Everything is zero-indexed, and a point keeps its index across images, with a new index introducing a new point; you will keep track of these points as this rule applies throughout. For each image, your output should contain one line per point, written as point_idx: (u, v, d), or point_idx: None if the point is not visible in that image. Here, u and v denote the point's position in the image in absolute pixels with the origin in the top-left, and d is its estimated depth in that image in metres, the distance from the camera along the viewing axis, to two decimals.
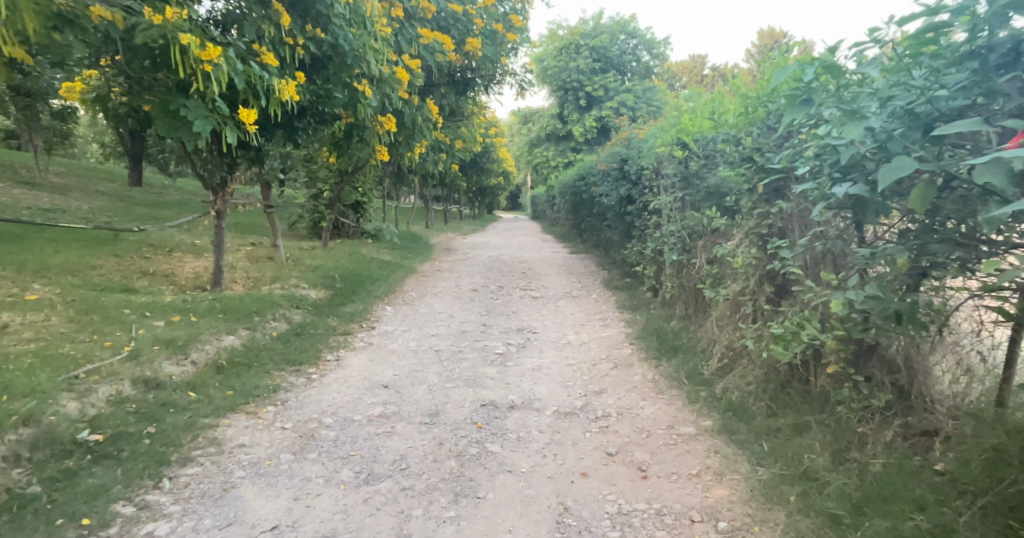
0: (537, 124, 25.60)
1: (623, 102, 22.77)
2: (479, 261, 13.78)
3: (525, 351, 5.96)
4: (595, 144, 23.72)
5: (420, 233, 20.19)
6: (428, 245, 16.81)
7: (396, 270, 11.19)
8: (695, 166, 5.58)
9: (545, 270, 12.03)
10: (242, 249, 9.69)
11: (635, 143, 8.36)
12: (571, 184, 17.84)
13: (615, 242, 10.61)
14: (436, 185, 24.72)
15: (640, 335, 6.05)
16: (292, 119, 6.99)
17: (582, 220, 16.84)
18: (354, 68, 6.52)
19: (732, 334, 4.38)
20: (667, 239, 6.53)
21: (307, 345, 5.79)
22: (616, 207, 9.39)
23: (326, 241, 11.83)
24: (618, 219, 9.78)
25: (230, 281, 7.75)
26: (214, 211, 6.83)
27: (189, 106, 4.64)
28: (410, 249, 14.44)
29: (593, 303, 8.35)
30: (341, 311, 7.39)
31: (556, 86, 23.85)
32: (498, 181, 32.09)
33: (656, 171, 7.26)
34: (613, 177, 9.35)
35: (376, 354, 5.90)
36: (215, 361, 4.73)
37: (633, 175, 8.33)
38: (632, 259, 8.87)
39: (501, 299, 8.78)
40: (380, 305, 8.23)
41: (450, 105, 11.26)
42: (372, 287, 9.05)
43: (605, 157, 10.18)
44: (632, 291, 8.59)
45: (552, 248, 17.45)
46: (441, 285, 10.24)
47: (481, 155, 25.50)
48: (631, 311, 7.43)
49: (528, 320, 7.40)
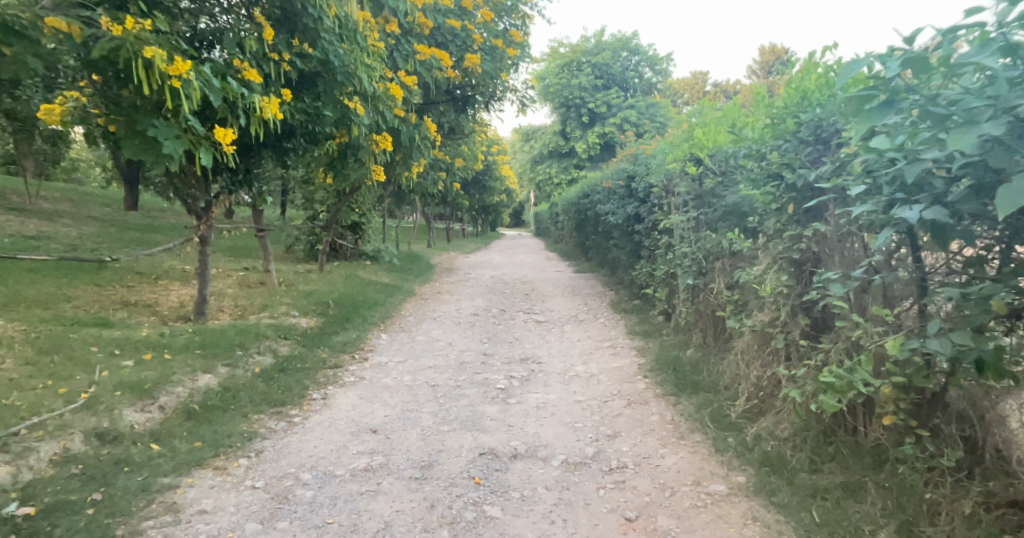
0: (539, 141, 25.30)
1: (626, 118, 22.45)
2: (481, 282, 13.34)
3: (529, 385, 5.49)
4: (598, 161, 23.38)
5: (422, 253, 19.77)
6: (428, 265, 16.38)
7: (394, 293, 10.75)
8: (711, 183, 5.14)
9: (549, 291, 11.57)
10: (232, 275, 9.27)
11: (642, 159, 7.94)
12: (574, 201, 17.45)
13: (623, 262, 10.15)
14: (437, 204, 24.38)
15: (654, 366, 5.58)
16: (279, 139, 6.57)
17: (587, 238, 16.40)
18: (346, 85, 6.10)
19: (761, 371, 3.92)
20: (681, 261, 6.07)
21: (292, 382, 5.33)
22: (623, 226, 8.96)
23: (322, 264, 11.42)
24: (625, 239, 9.34)
25: (216, 310, 7.33)
26: (196, 238, 6.41)
27: (157, 126, 4.22)
28: (410, 270, 14.01)
29: (601, 328, 7.87)
30: (334, 341, 6.95)
31: (559, 103, 23.57)
32: (500, 198, 31.76)
33: (666, 189, 6.83)
34: (620, 195, 8.93)
35: (367, 390, 5.44)
36: (185, 406, 4.28)
37: (641, 193, 7.90)
38: (641, 280, 8.42)
39: (503, 325, 8.31)
40: (376, 333, 7.78)
41: (448, 123, 10.89)
42: (368, 314, 8.61)
43: (611, 174, 9.76)
44: (642, 314, 8.11)
45: (557, 267, 17.00)
46: (441, 309, 9.79)
47: (482, 173, 25.16)
48: (642, 337, 6.96)
49: (531, 348, 6.94)
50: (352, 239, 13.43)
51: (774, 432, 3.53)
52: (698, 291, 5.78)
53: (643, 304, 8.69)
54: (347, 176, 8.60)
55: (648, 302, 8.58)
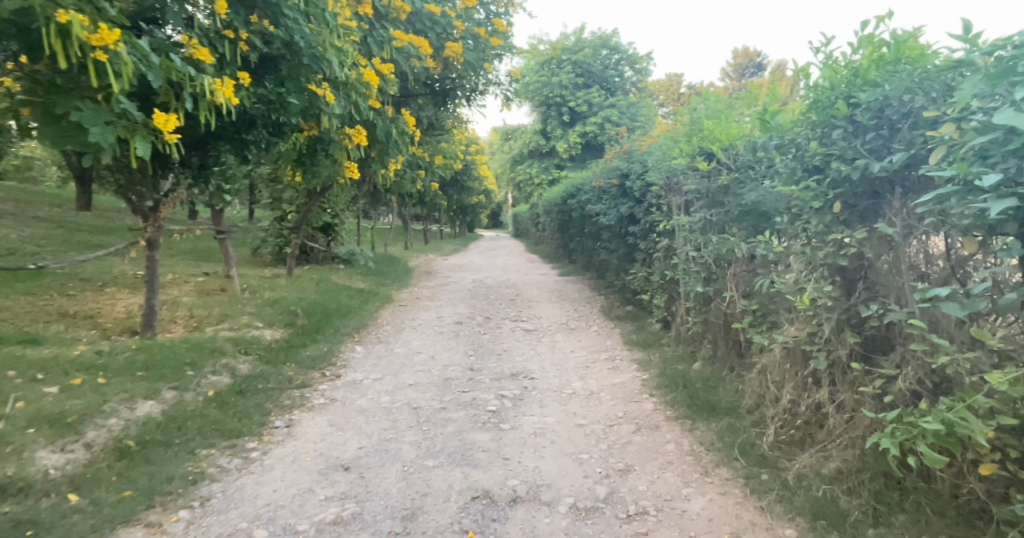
0: (519, 141, 24.71)
1: (607, 117, 22.00)
2: (462, 287, 12.72)
3: (523, 406, 4.90)
4: (580, 161, 22.88)
5: (399, 256, 19.05)
6: (406, 268, 15.67)
7: (370, 300, 10.07)
8: (725, 180, 4.61)
9: (535, 296, 10.97)
10: (188, 283, 8.63)
11: (638, 156, 7.39)
12: (557, 202, 16.88)
13: (614, 266, 9.60)
14: (415, 205, 23.67)
15: (660, 383, 5.02)
16: (238, 130, 5.89)
17: (572, 240, 15.85)
18: (313, 70, 5.44)
19: (795, 395, 3.37)
20: (686, 267, 5.53)
21: (251, 407, 4.68)
22: (616, 227, 8.41)
23: (291, 269, 10.69)
24: (617, 241, 8.79)
25: (168, 322, 6.67)
26: (143, 242, 5.72)
27: (83, 109, 3.54)
28: (387, 274, 13.32)
29: (595, 338, 7.29)
30: (302, 356, 6.27)
31: (539, 102, 23.04)
32: (479, 199, 31.13)
33: (667, 188, 6.29)
34: (613, 195, 8.37)
35: (338, 414, 4.80)
36: (118, 443, 3.64)
37: (637, 192, 7.35)
38: (637, 286, 7.87)
39: (489, 335, 7.69)
40: (350, 345, 7.12)
41: (427, 119, 10.25)
42: (341, 323, 7.93)
43: (601, 173, 9.20)
44: (638, 323, 7.55)
45: (540, 270, 16.41)
46: (420, 316, 9.14)
47: (460, 173, 24.51)
48: (642, 349, 6.40)
49: (521, 362, 6.35)
50: (324, 241, 12.71)
51: (822, 471, 2.98)
52: (707, 300, 5.24)
53: (639, 311, 8.13)
54: (317, 174, 7.92)
55: (645, 309, 8.02)
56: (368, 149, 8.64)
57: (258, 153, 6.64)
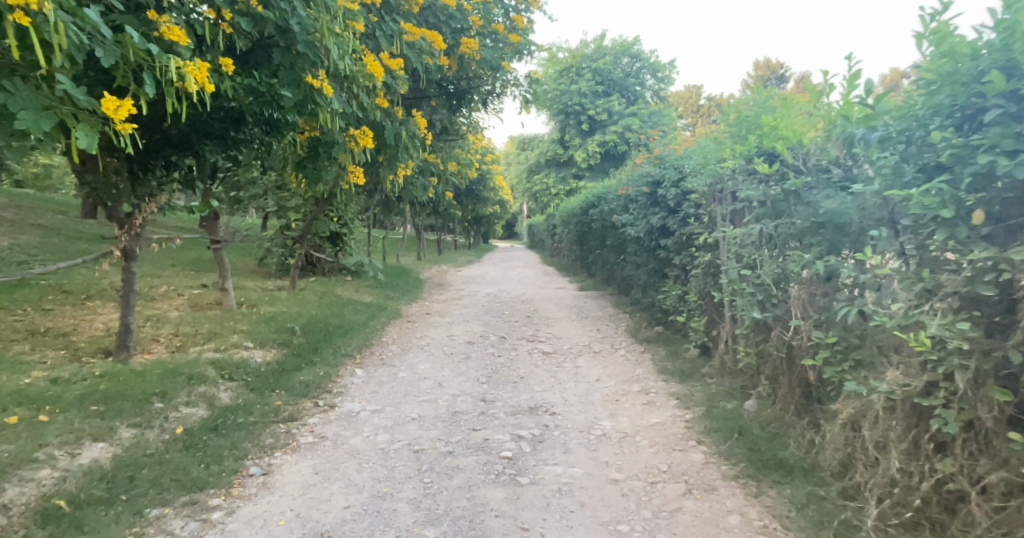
0: (536, 151, 24.05)
1: (628, 126, 21.31)
2: (476, 301, 12.02)
3: (545, 452, 4.15)
4: (599, 171, 22.16)
5: (411, 267, 18.37)
6: (417, 281, 14.97)
7: (377, 315, 9.38)
8: (793, 185, 3.86)
9: (553, 313, 10.21)
10: (180, 297, 7.96)
11: (675, 161, 6.67)
12: (576, 212, 16.16)
13: (640, 282, 8.85)
14: (428, 214, 23.04)
15: (708, 427, 4.26)
16: (227, 130, 5.17)
17: (592, 253, 15.10)
18: (309, 59, 4.68)
19: (906, 462, 2.66)
20: (736, 287, 4.78)
21: (224, 448, 3.98)
22: (645, 240, 7.66)
23: (294, 281, 10.03)
24: (647, 255, 8.04)
25: (150, 340, 5.99)
26: (116, 252, 5.05)
27: (11, 90, 2.87)
28: (397, 287, 12.65)
29: (622, 364, 6.52)
30: (295, 381, 5.58)
31: (557, 110, 22.38)
32: (494, 210, 30.47)
33: (713, 196, 5.55)
34: (643, 205, 7.63)
35: (327, 458, 4.09)
36: (45, 506, 2.95)
37: (672, 201, 6.61)
38: (670, 306, 7.10)
39: (504, 358, 6.96)
40: (351, 368, 6.41)
41: (441, 123, 9.61)
42: (343, 342, 7.24)
43: (629, 180, 8.45)
44: (672, 348, 6.77)
45: (557, 284, 15.64)
46: (430, 334, 8.43)
47: (475, 182, 23.88)
48: (679, 381, 5.63)
49: (541, 391, 5.61)
50: (331, 252, 12.07)
51: None
52: (764, 327, 4.48)
53: (671, 334, 7.35)
54: (320, 180, 7.27)
55: (679, 331, 7.24)
56: (376, 153, 7.97)
57: (249, 153, 5.90)
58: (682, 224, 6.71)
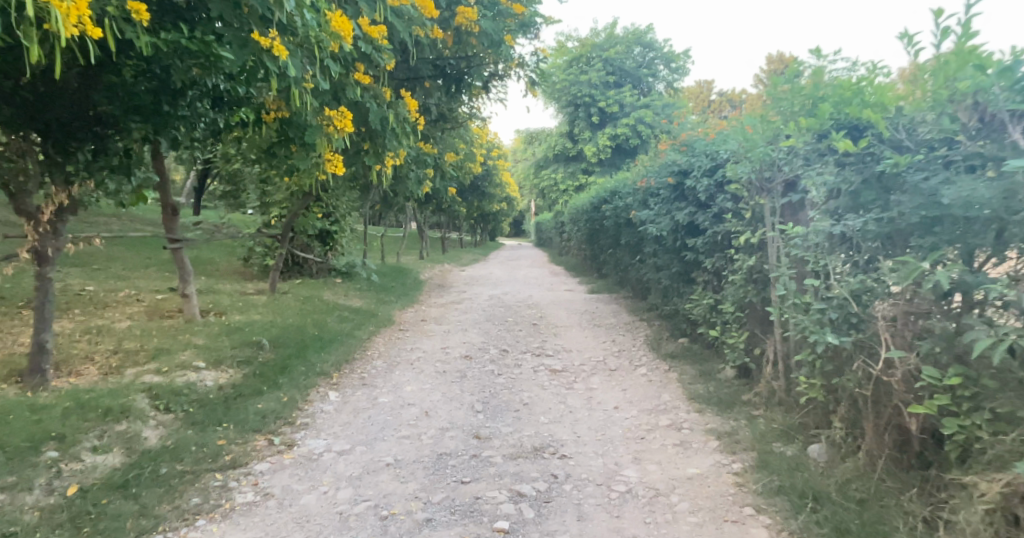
0: (543, 145, 23.03)
1: (640, 118, 20.28)
2: (477, 305, 11.04)
3: (554, 520, 3.16)
4: (609, 165, 21.13)
5: (411, 266, 17.42)
6: (416, 282, 14.00)
7: (366, 324, 8.41)
8: (890, 165, 2.88)
9: (562, 320, 9.21)
10: (137, 305, 7.02)
11: (710, 146, 5.64)
12: (586, 209, 15.16)
13: (662, 287, 7.84)
14: (430, 210, 22.03)
15: (767, 486, 3.29)
16: (159, 101, 4.12)
17: (603, 253, 14.09)
18: (256, 12, 3.59)
19: None
20: (794, 301, 3.77)
21: (125, 517, 2.98)
22: (669, 239, 6.65)
23: (275, 284, 9.06)
24: (673, 257, 7.03)
25: (82, 357, 5.03)
26: (24, 253, 4.14)
27: None
28: (393, 290, 11.69)
29: (644, 386, 5.54)
30: (248, 411, 4.61)
31: (566, 101, 21.34)
32: (500, 206, 29.44)
33: (763, 187, 4.55)
34: (668, 199, 6.62)
35: (269, 524, 3.12)
36: None
37: (703, 194, 5.61)
38: (699, 317, 6.10)
39: (505, 377, 5.98)
40: (324, 390, 5.45)
41: (437, 108, 8.62)
42: (318, 357, 6.25)
43: (650, 171, 7.44)
44: (703, 368, 5.77)
45: (565, 285, 14.64)
46: (423, 346, 7.46)
47: (479, 177, 22.85)
48: (718, 414, 4.63)
49: (549, 424, 4.63)
50: (320, 251, 11.13)
51: None
52: (839, 353, 3.49)
53: (701, 349, 6.35)
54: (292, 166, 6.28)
55: (709, 345, 6.24)
56: (360, 139, 6.97)
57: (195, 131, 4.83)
58: (716, 221, 5.71)
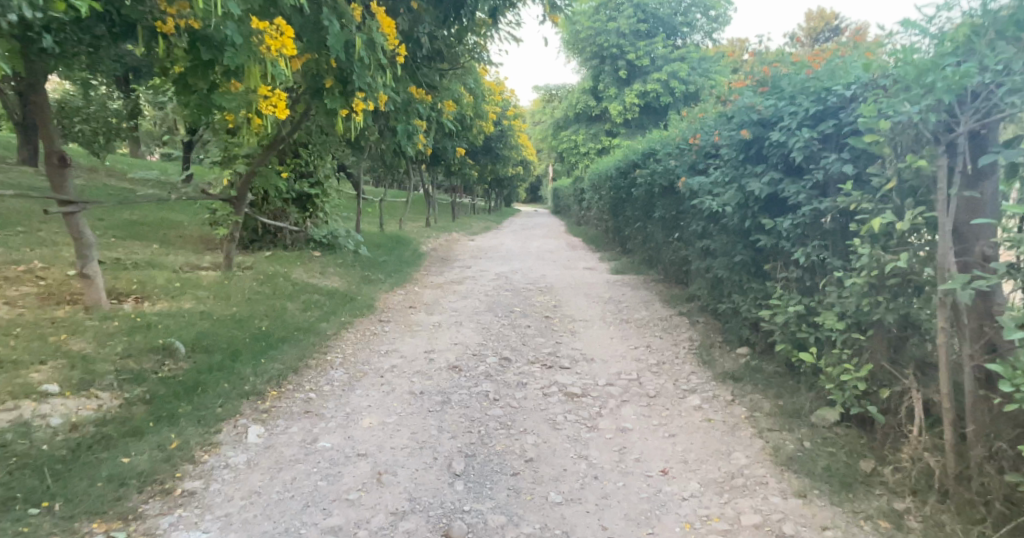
0: (563, 103, 21.10)
1: (672, 73, 18.32)
2: (482, 287, 9.42)
3: None
4: (636, 127, 19.28)
5: (414, 235, 15.81)
6: (415, 255, 12.39)
7: (337, 313, 6.78)
8: None
9: (581, 314, 7.56)
10: (31, 286, 5.37)
11: (815, 81, 3.93)
12: (610, 174, 13.39)
13: (714, 277, 6.14)
14: (439, 172, 20.32)
15: None
16: None
17: (630, 226, 12.37)
18: None
19: None
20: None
21: None
22: (735, 217, 4.97)
23: (230, 261, 7.30)
24: (735, 242, 5.33)
25: None
26: None
27: None
28: (385, 265, 10.08)
29: (702, 436, 3.89)
30: (95, 473, 2.95)
31: (591, 53, 19.41)
32: (516, 169, 27.61)
33: (929, 140, 2.88)
34: (737, 160, 4.94)
35: None
36: None
37: (800, 154, 3.94)
38: (777, 331, 4.41)
39: (504, 407, 4.38)
40: (243, 424, 3.79)
41: (425, 39, 6.87)
42: (251, 367, 4.55)
43: (709, 124, 5.73)
44: (784, 409, 4.09)
45: (584, 261, 12.99)
46: (405, 346, 5.86)
47: (493, 137, 21.03)
48: (831, 506, 2.97)
49: (565, 510, 3.03)
50: (297, 218, 9.50)
51: None
52: None
53: (773, 374, 4.67)
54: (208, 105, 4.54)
55: (789, 369, 4.55)
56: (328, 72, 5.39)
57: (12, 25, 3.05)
58: (814, 189, 4.06)
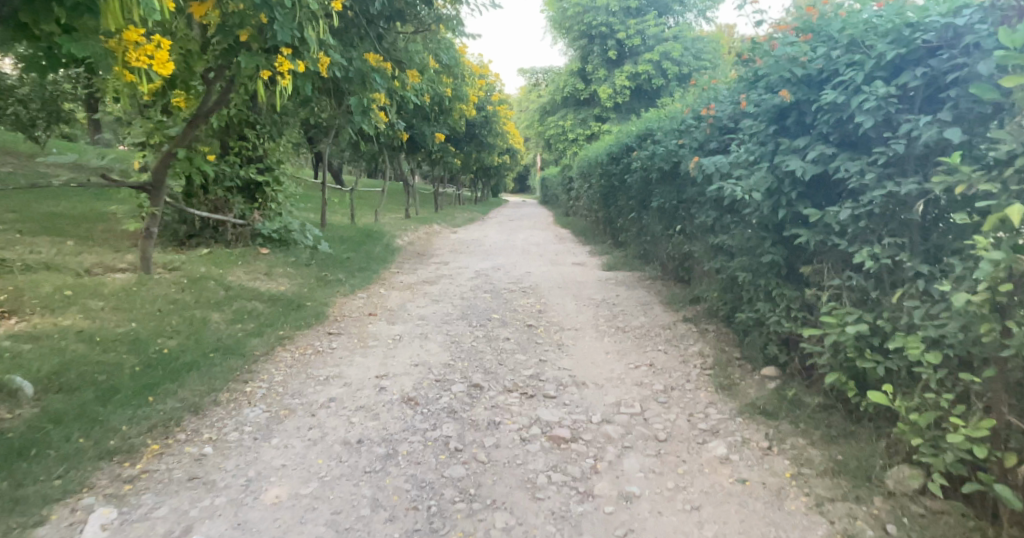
0: (550, 86, 19.97)
1: (665, 54, 17.25)
2: (457, 287, 8.31)
3: None
4: (626, 111, 18.22)
5: (390, 227, 14.61)
6: (386, 250, 11.22)
7: (275, 324, 5.61)
8: None
9: (569, 321, 6.46)
10: None
11: (888, 17, 2.88)
12: (601, 161, 12.29)
13: (732, 280, 5.06)
14: (418, 161, 19.12)
15: None
16: None
17: (623, 217, 11.30)
18: None
19: None
20: None
21: None
22: (765, 205, 3.89)
23: (150, 266, 6.11)
24: (762, 236, 4.27)
25: None
26: None
27: None
28: (348, 263, 8.92)
29: (736, 511, 2.81)
30: None
31: (578, 33, 18.30)
32: (502, 158, 26.44)
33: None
34: (768, 132, 3.88)
35: None
36: None
37: (871, 117, 2.90)
38: (828, 357, 3.33)
39: (467, 462, 3.28)
40: (85, 507, 2.66)
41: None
42: (126, 414, 3.40)
43: (731, 93, 4.71)
44: (847, 468, 3.00)
45: (573, 256, 11.90)
46: (352, 370, 4.73)
47: (476, 123, 19.86)
48: None
49: None
50: (243, 210, 8.30)
51: None
52: None
53: (821, 410, 3.59)
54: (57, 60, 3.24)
55: (842, 406, 3.47)
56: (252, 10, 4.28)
57: None
58: (885, 165, 3.03)
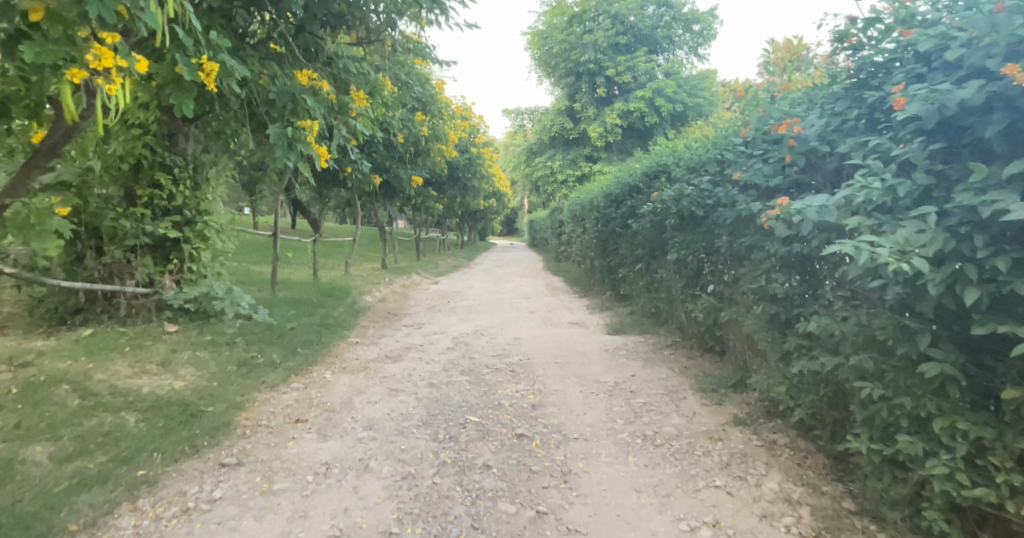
0: (536, 126, 18.53)
1: (658, 90, 15.86)
2: (426, 367, 6.46)
3: None
4: (618, 150, 16.74)
5: (359, 281, 12.79)
6: (348, 311, 9.38)
7: (137, 457, 3.73)
8: None
9: (576, 426, 4.61)
10: None
11: None
12: (597, 203, 10.60)
13: (834, 381, 3.28)
14: (395, 207, 17.44)
15: None
16: None
17: (627, 268, 9.56)
18: None
19: None
20: None
21: None
22: (937, 282, 2.17)
23: None
24: (912, 329, 2.53)
25: None
26: None
27: None
28: (291, 334, 7.06)
29: None
30: None
31: (564, 69, 16.94)
32: (488, 201, 24.84)
33: None
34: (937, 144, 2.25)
35: None
36: None
37: None
38: None
39: None
40: None
41: None
42: None
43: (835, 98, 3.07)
44: None
45: (569, 313, 10.10)
46: None
47: (458, 165, 18.27)
48: None
49: None
50: (148, 277, 6.46)
51: None
52: None
53: None
54: None
55: None
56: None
57: None
58: None
